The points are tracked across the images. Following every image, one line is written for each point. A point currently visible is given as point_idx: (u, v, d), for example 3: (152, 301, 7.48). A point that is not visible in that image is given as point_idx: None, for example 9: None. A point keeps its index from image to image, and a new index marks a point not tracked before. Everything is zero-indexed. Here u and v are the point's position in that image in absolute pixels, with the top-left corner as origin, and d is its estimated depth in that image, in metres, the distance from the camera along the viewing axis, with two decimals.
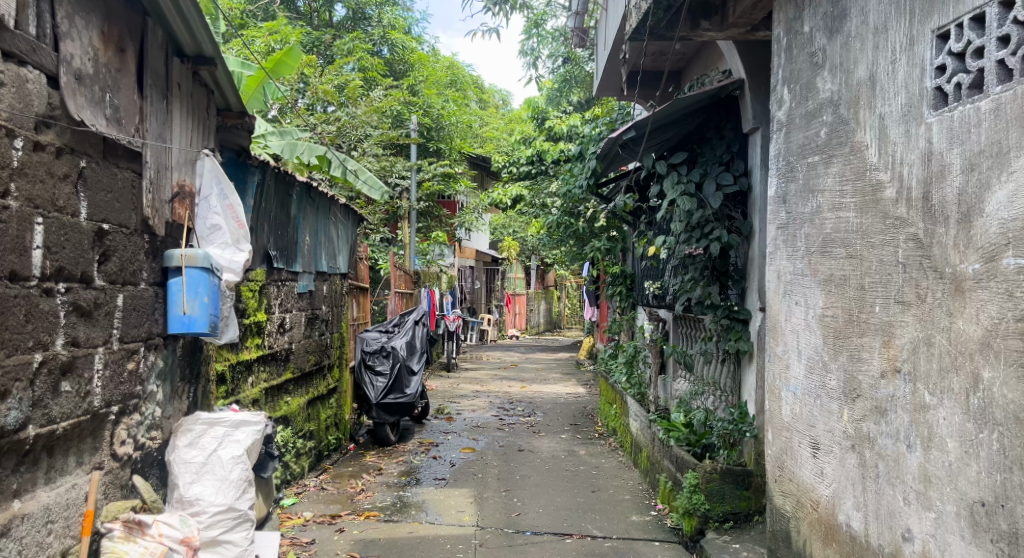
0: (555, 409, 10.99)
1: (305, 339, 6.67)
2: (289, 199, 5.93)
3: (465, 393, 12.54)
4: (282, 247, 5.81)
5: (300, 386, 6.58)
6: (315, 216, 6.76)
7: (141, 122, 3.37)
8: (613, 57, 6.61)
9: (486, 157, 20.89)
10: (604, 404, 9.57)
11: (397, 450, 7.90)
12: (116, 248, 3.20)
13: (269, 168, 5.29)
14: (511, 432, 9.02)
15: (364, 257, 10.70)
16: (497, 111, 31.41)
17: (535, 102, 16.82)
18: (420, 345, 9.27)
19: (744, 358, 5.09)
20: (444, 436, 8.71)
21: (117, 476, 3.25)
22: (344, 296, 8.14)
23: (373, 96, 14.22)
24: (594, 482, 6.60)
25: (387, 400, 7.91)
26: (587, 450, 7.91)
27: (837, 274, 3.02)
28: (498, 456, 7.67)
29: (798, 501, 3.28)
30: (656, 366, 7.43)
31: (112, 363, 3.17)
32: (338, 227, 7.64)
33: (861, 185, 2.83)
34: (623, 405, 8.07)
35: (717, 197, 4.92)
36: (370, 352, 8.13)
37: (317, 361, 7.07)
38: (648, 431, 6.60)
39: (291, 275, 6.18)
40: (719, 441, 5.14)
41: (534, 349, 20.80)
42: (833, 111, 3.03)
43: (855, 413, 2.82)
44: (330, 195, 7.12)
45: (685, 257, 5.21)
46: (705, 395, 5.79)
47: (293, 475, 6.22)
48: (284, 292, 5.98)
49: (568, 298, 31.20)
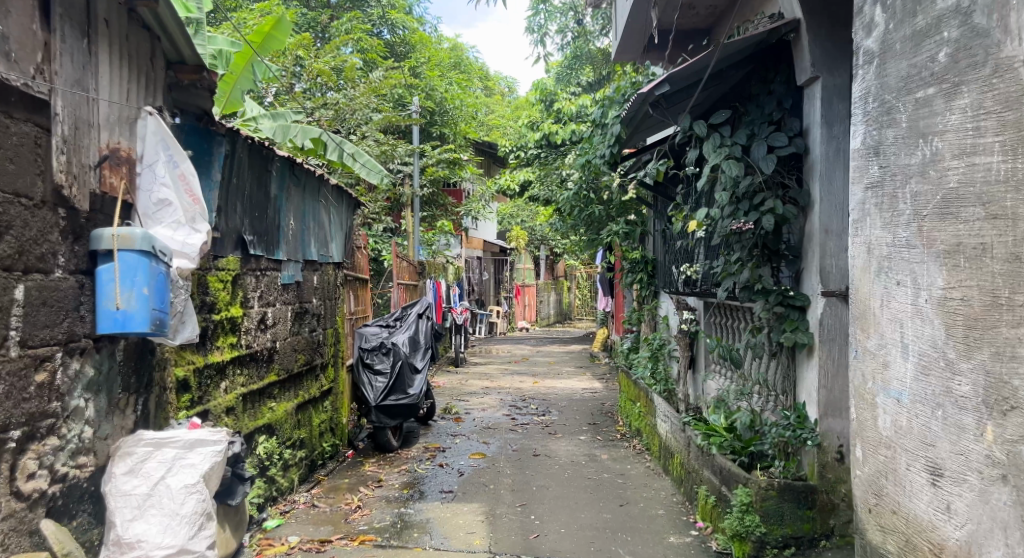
0: (571, 406, 10.24)
1: (293, 337, 5.93)
2: (268, 176, 5.17)
3: (473, 390, 11.81)
4: (260, 230, 5.07)
5: (287, 390, 5.85)
6: (301, 197, 6.01)
7: (46, 62, 2.67)
8: (638, 10, 5.79)
9: (493, 143, 20.11)
10: (626, 401, 8.82)
11: (399, 457, 7.17)
12: (10, 224, 2.58)
13: (240, 137, 4.53)
14: (525, 434, 8.28)
15: (363, 247, 9.95)
16: (502, 98, 30.62)
17: (543, 83, 16.03)
18: (424, 341, 8.51)
19: (801, 352, 4.32)
20: (452, 440, 7.99)
21: (21, 520, 2.59)
22: (339, 287, 7.39)
23: (372, 77, 13.43)
24: (621, 493, 5.86)
25: (387, 402, 7.17)
26: (610, 454, 7.18)
27: (973, 244, 2.28)
28: (512, 463, 6.95)
29: (907, 542, 2.55)
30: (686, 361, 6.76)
31: (7, 375, 2.55)
32: (330, 210, 6.89)
33: (1016, 117, 2.16)
34: (650, 403, 7.32)
35: (769, 161, 4.14)
36: (368, 349, 7.37)
37: (308, 360, 6.33)
38: (682, 434, 5.83)
39: (273, 263, 5.42)
40: (772, 450, 4.40)
41: (546, 342, 20.06)
42: (962, 22, 2.31)
43: (1009, 433, 2.15)
44: (319, 174, 6.36)
45: (730, 234, 4.45)
46: (750, 395, 5.03)
47: (280, 491, 5.50)
48: (265, 283, 5.24)
49: (578, 288, 30.44)
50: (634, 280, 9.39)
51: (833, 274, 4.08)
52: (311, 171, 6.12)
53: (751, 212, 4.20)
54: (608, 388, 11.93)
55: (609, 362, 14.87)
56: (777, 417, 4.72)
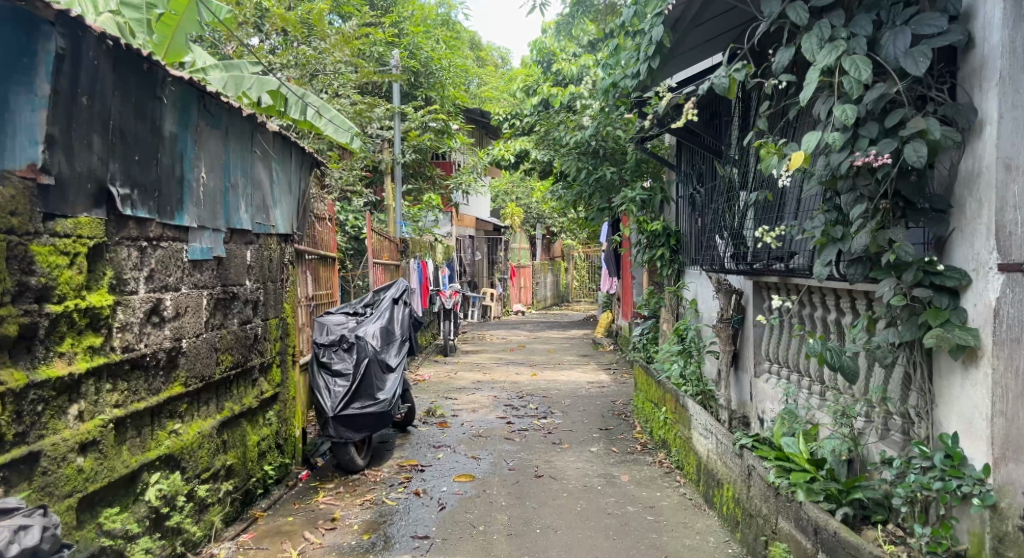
0: (576, 406, 8.78)
1: (213, 332, 4.42)
2: (160, 104, 3.62)
3: (462, 385, 10.34)
4: (145, 181, 3.51)
5: (205, 403, 4.33)
6: (221, 143, 4.45)
7: None
8: None
9: (484, 112, 18.60)
10: (646, 403, 7.35)
11: (365, 480, 5.68)
12: None
13: (95, 36, 3.06)
14: (523, 446, 6.81)
15: (332, 219, 8.43)
16: (496, 70, 29.09)
17: (540, 43, 14.58)
18: (398, 332, 7.00)
19: (949, 358, 2.83)
20: (433, 455, 6.50)
21: None
22: (288, 266, 5.86)
23: (347, 28, 11.88)
24: (653, 539, 4.37)
25: (350, 412, 5.65)
26: (631, 476, 5.71)
27: None
28: (508, 488, 5.48)
29: None
30: (727, 358, 5.44)
31: None
32: (269, 166, 5.33)
33: None
34: (681, 410, 5.84)
35: (919, 60, 2.64)
36: (325, 345, 5.85)
37: (240, 361, 4.83)
38: (737, 461, 4.34)
39: (174, 231, 3.89)
40: (905, 508, 2.92)
41: (543, 327, 18.60)
42: None
43: None
44: (252, 115, 4.81)
45: (840, 179, 2.96)
46: (858, 418, 3.51)
47: (191, 544, 4.00)
48: (161, 259, 3.73)
49: (577, 269, 28.98)
50: (653, 257, 7.88)
51: (1016, 239, 2.61)
52: (237, 109, 4.54)
53: (884, 139, 2.72)
54: (618, 381, 10.47)
55: (615, 351, 13.40)
56: (897, 450, 3.23)
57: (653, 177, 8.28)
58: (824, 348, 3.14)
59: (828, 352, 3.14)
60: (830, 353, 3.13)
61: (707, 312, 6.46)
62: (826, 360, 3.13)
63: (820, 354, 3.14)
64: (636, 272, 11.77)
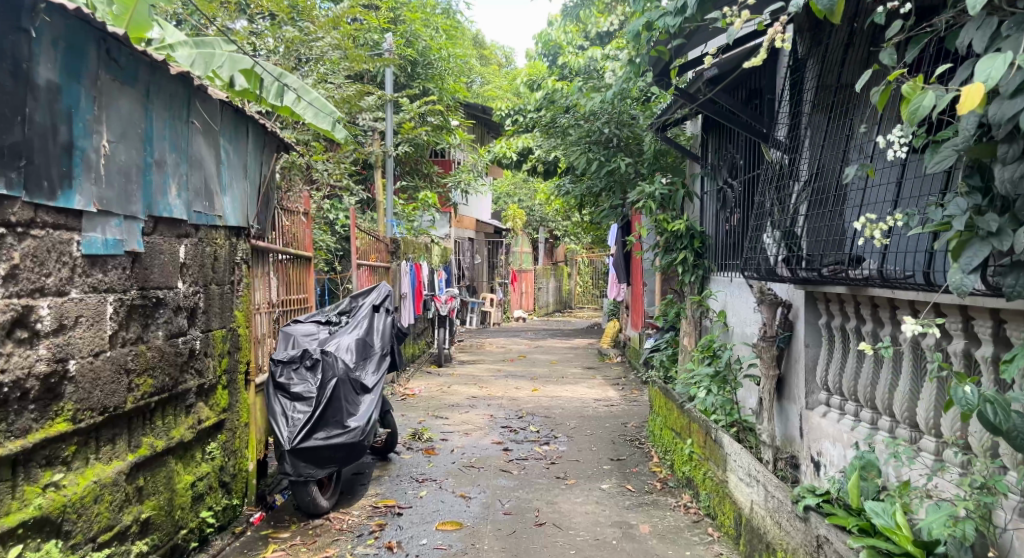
0: (582, 429, 7.82)
1: (125, 349, 3.42)
2: (20, 39, 2.75)
3: (456, 401, 9.37)
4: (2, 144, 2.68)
5: (114, 441, 3.37)
6: (139, 106, 3.46)
7: None
8: None
9: (486, 108, 17.67)
10: (665, 431, 6.39)
11: (330, 528, 4.70)
12: None
13: None
14: (521, 482, 5.83)
15: (310, 214, 7.44)
16: (500, 69, 28.15)
17: (547, 34, 13.66)
18: (378, 345, 6.02)
19: None
20: (415, 492, 5.51)
21: None
22: (242, 266, 4.84)
23: (337, 10, 10.94)
24: None
25: (310, 444, 4.65)
26: (653, 526, 4.74)
27: None
28: (502, 540, 4.52)
29: None
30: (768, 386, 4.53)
31: None
32: (215, 142, 4.33)
33: None
34: (714, 446, 4.88)
35: None
36: (283, 361, 4.87)
37: (168, 385, 3.83)
38: (797, 527, 3.40)
39: (51, 217, 2.94)
40: None
41: (546, 335, 17.63)
42: None
43: None
44: (189, 75, 3.82)
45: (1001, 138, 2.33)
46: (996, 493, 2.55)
47: None
48: (31, 252, 2.86)
49: (580, 274, 27.98)
50: (673, 262, 6.90)
51: None
52: (163, 64, 3.55)
53: None
54: (628, 399, 9.49)
55: (623, 363, 12.41)
56: None
57: (673, 170, 7.30)
58: (986, 400, 2.39)
59: (990, 405, 2.40)
60: (993, 408, 2.39)
61: (742, 328, 5.49)
62: (987, 417, 2.39)
63: (979, 407, 2.41)
64: (648, 278, 10.79)
